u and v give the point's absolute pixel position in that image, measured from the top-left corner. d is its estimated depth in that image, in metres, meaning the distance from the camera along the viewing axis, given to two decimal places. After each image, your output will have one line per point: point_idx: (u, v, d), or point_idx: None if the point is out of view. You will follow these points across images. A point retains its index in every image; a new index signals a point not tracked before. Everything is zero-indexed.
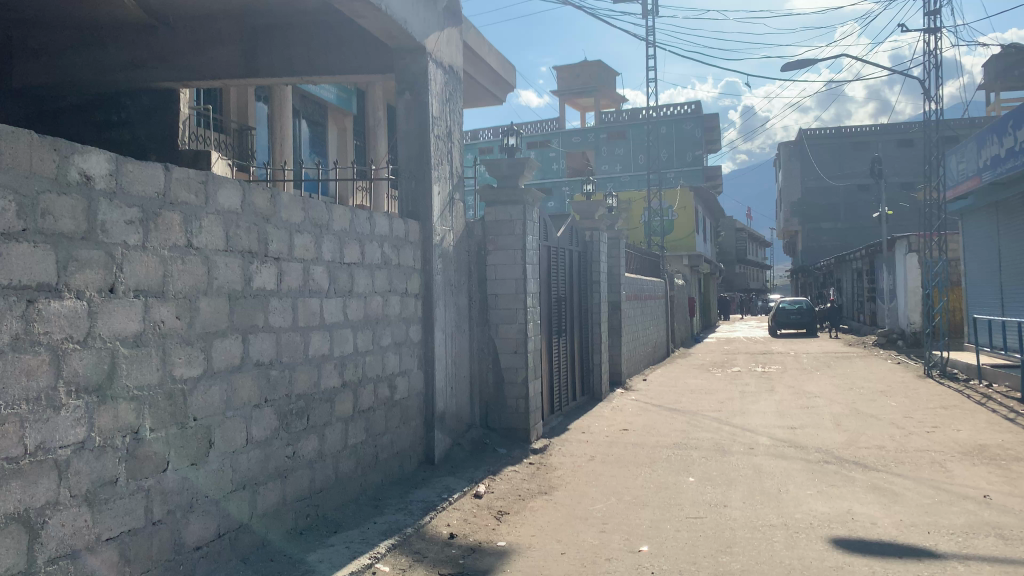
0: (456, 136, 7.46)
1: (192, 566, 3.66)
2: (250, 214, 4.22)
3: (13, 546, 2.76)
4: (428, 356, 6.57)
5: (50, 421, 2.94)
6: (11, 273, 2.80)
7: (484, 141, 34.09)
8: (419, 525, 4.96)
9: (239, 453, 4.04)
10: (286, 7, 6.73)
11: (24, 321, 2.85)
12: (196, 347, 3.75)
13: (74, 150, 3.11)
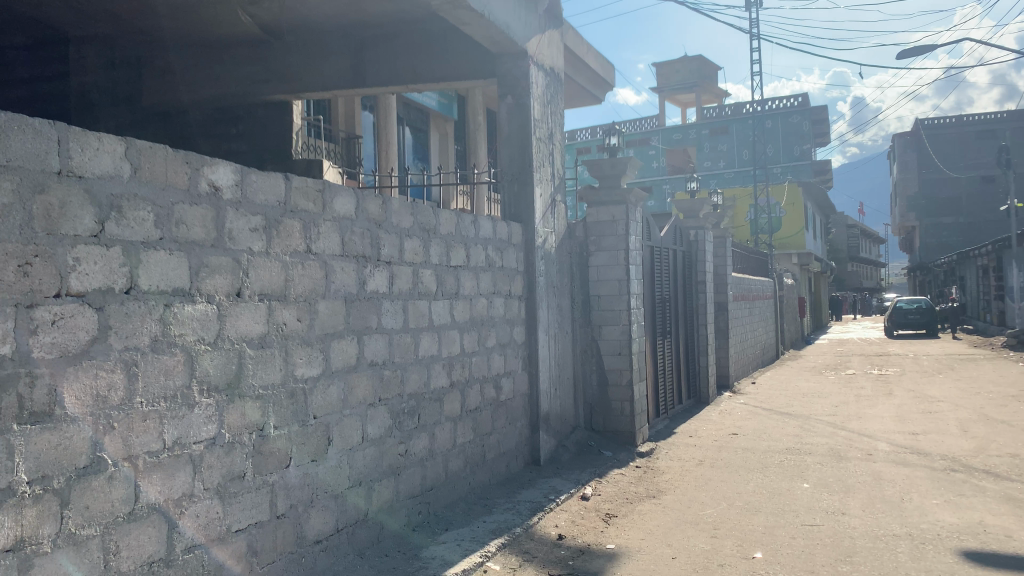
0: (557, 138, 7.49)
1: (314, 559, 3.81)
2: (363, 219, 4.37)
3: (154, 534, 2.95)
4: (533, 358, 6.60)
5: (185, 418, 3.13)
6: (151, 279, 3.01)
7: (582, 141, 34.02)
8: (529, 526, 5.00)
9: (356, 450, 4.18)
10: (392, 17, 6.92)
11: (161, 324, 3.05)
12: (315, 348, 3.91)
13: (204, 162, 3.30)
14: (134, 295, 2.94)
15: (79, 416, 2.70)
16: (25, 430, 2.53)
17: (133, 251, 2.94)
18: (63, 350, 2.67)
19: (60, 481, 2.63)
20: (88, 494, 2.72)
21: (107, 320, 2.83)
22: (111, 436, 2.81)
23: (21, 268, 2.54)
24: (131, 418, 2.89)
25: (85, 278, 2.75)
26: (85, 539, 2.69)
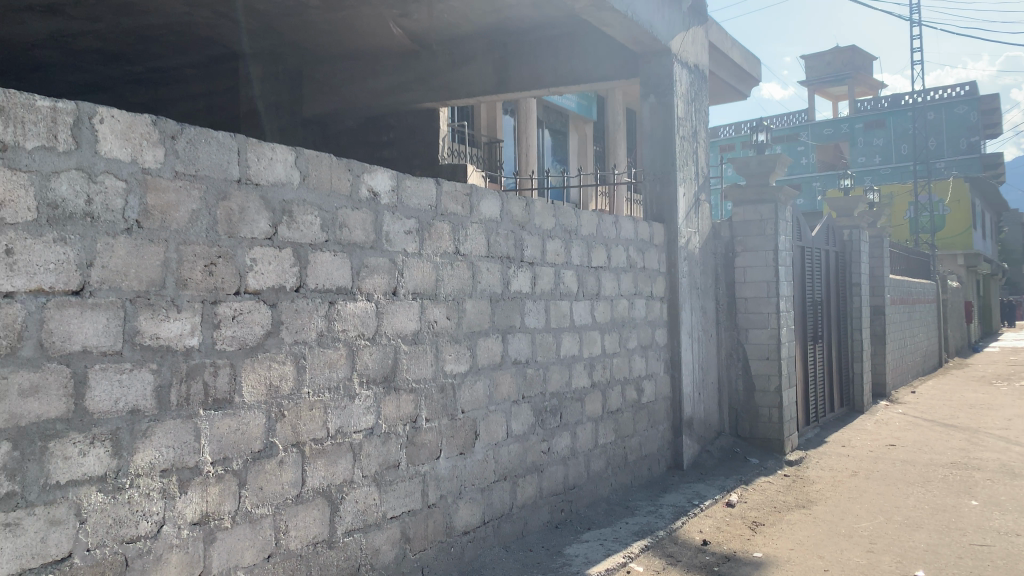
0: (702, 136, 7.36)
1: (462, 549, 3.95)
2: (507, 221, 4.47)
3: (318, 517, 3.16)
4: (676, 360, 6.51)
5: (346, 408, 3.33)
6: (317, 279, 3.23)
7: (725, 138, 33.05)
8: (672, 529, 4.95)
9: (501, 445, 4.30)
10: (536, 22, 7.04)
11: (326, 320, 3.26)
12: (463, 345, 4.05)
13: (364, 169, 3.51)
14: (302, 293, 3.16)
15: (255, 404, 2.95)
16: (210, 414, 2.78)
17: (302, 253, 3.17)
18: (242, 342, 2.91)
19: (238, 463, 2.87)
20: (262, 476, 2.95)
21: (279, 316, 3.06)
22: (282, 422, 3.04)
23: (207, 267, 2.80)
24: (298, 407, 3.11)
25: (260, 277, 3.00)
26: (259, 517, 2.93)
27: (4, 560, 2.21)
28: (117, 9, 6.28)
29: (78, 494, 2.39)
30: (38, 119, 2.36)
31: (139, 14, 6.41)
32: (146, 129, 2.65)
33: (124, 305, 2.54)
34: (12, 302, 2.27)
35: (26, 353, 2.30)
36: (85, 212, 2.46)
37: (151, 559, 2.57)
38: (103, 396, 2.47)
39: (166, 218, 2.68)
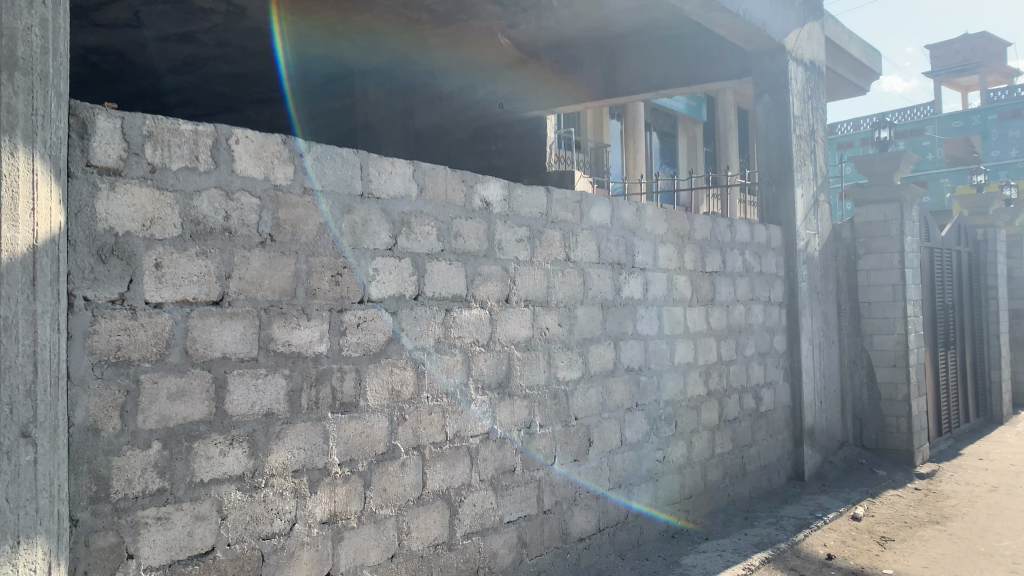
0: (820, 135, 7.12)
1: (578, 556, 3.96)
2: (618, 227, 4.46)
3: (438, 519, 3.25)
4: (796, 368, 6.30)
5: (463, 413, 3.41)
6: (434, 287, 3.32)
7: (843, 135, 31.72)
8: (794, 542, 4.79)
9: (615, 453, 4.28)
10: (644, 26, 7.00)
11: (443, 327, 3.35)
12: (576, 352, 4.06)
13: (477, 180, 3.58)
14: (421, 301, 3.26)
15: (379, 408, 3.06)
16: (338, 417, 2.91)
17: (420, 262, 3.27)
18: (366, 348, 3.03)
19: (364, 465, 2.98)
20: (386, 478, 3.06)
21: (400, 323, 3.17)
22: (403, 426, 3.15)
23: (333, 277, 2.94)
24: (418, 411, 3.21)
25: (382, 286, 3.11)
26: (383, 518, 3.04)
27: (155, 551, 2.38)
28: (243, 34, 6.67)
29: (219, 492, 2.55)
30: (181, 142, 2.55)
31: (263, 38, 6.78)
32: (276, 148, 2.80)
33: (259, 314, 2.71)
34: (161, 312, 2.46)
35: (174, 359, 2.48)
36: (223, 227, 2.63)
37: (285, 555, 2.71)
38: (241, 399, 2.63)
39: (295, 231, 2.83)
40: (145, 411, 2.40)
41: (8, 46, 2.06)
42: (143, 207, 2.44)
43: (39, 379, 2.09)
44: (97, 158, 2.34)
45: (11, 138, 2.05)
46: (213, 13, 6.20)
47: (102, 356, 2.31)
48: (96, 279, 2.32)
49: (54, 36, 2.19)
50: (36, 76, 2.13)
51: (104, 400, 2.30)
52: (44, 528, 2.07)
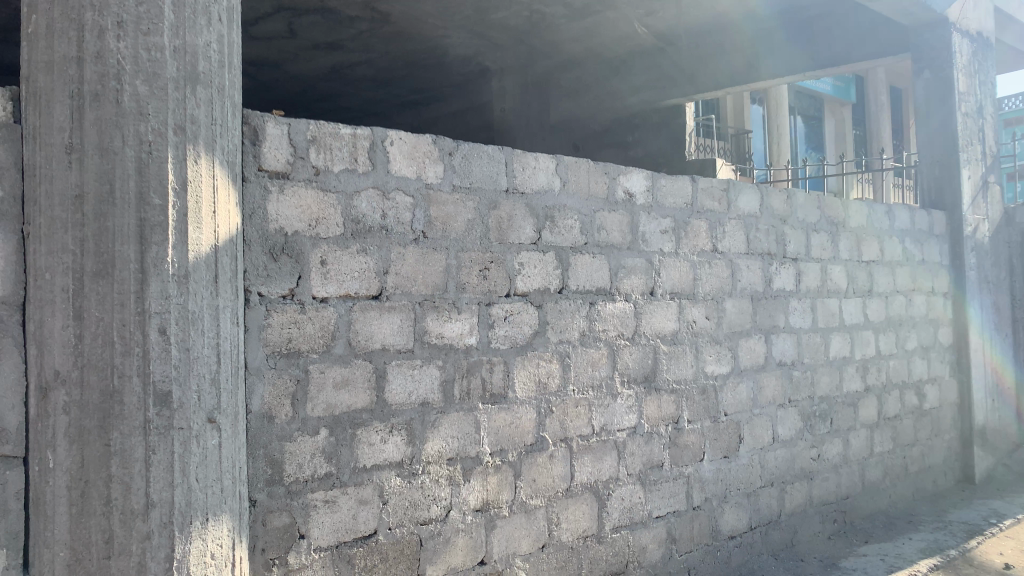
0: (990, 112, 6.59)
1: (729, 554, 3.86)
2: (767, 216, 4.30)
3: (587, 511, 3.26)
4: (964, 363, 5.87)
5: (609, 407, 3.40)
6: (579, 280, 3.33)
7: (1011, 111, 29.17)
8: (965, 549, 4.46)
9: (767, 450, 4.14)
10: (793, 4, 6.61)
11: (588, 320, 3.35)
12: (724, 346, 3.96)
13: (620, 172, 3.55)
14: (566, 294, 3.28)
15: (527, 400, 3.10)
16: (488, 408, 2.98)
17: (564, 256, 3.29)
18: (514, 341, 3.08)
19: (514, 455, 3.04)
20: (535, 468, 3.10)
21: (546, 316, 3.20)
22: (551, 418, 3.18)
23: (481, 272, 3.01)
24: (565, 404, 3.23)
25: (528, 280, 3.15)
26: (534, 508, 3.08)
27: (324, 532, 2.53)
28: (387, 38, 6.91)
29: (380, 478, 2.67)
30: (342, 145, 2.68)
31: (406, 41, 7.00)
32: (427, 148, 2.89)
33: (414, 307, 2.81)
34: (326, 306, 2.60)
35: (338, 350, 2.62)
36: (381, 225, 2.75)
37: (442, 541, 2.80)
38: (399, 388, 2.75)
39: (446, 227, 2.92)
40: (314, 399, 2.55)
41: (191, 62, 2.23)
42: (309, 208, 2.59)
43: (223, 368, 2.26)
44: (268, 163, 2.51)
45: (195, 146, 2.23)
46: (359, 20, 6.46)
47: (275, 348, 2.47)
48: (269, 276, 2.49)
49: (229, 50, 2.36)
50: (216, 88, 2.30)
51: (277, 388, 2.47)
52: (229, 506, 2.24)
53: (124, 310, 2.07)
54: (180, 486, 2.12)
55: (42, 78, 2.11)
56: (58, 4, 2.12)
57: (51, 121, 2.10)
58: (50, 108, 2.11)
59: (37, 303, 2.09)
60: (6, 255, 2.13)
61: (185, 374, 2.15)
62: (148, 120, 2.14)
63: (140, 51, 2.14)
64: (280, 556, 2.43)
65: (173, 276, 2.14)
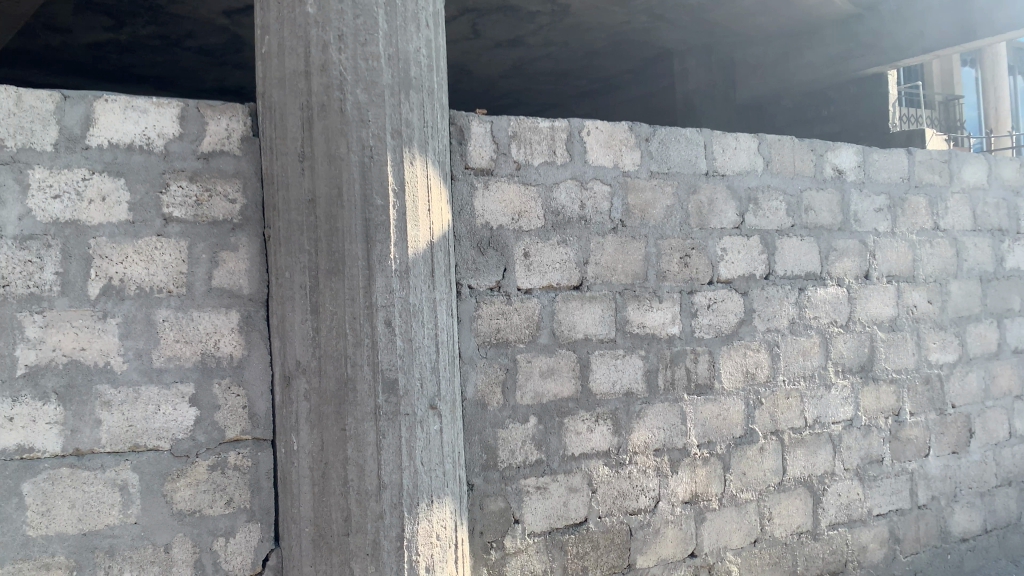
0: None
1: (960, 558, 3.55)
2: (997, 187, 3.88)
3: (801, 506, 3.11)
4: None
5: (823, 398, 3.22)
6: (785, 264, 3.18)
7: None
8: None
9: (1003, 446, 3.75)
10: None
11: (797, 307, 3.19)
12: (950, 332, 3.63)
13: (828, 148, 3.34)
14: (772, 280, 3.14)
15: (734, 390, 3.01)
16: (694, 399, 2.92)
17: (769, 239, 3.15)
18: (718, 330, 3.00)
19: (722, 447, 2.95)
20: (745, 461, 3.00)
21: (751, 304, 3.08)
22: (760, 410, 3.06)
23: (682, 259, 2.95)
24: (775, 395, 3.10)
25: (732, 266, 3.05)
26: (745, 502, 2.99)
27: (537, 518, 2.59)
28: (568, 30, 6.91)
29: (589, 466, 2.69)
30: (541, 138, 2.72)
31: (587, 32, 6.97)
32: (624, 135, 2.86)
33: (616, 296, 2.80)
34: (531, 297, 2.65)
35: (543, 340, 2.66)
36: (580, 215, 2.77)
37: (651, 531, 2.78)
38: (603, 378, 2.75)
39: (645, 215, 2.88)
40: (522, 388, 2.61)
41: (404, 67, 2.35)
42: (512, 202, 2.65)
43: (441, 357, 2.36)
44: (473, 160, 2.60)
45: (410, 148, 2.35)
46: (540, 14, 6.50)
47: (485, 338, 2.56)
48: (478, 269, 2.57)
49: (437, 54, 2.45)
50: (426, 91, 2.40)
51: (488, 376, 2.56)
52: (450, 489, 2.34)
53: (354, 304, 2.22)
54: (408, 468, 2.24)
55: (276, 94, 2.30)
56: (288, 24, 2.29)
57: (285, 132, 2.29)
58: (284, 121, 2.30)
59: (279, 300, 2.29)
60: (252, 257, 2.36)
61: (409, 363, 2.27)
62: (369, 126, 2.27)
63: (360, 61, 2.28)
64: (497, 539, 2.51)
65: (396, 271, 2.27)
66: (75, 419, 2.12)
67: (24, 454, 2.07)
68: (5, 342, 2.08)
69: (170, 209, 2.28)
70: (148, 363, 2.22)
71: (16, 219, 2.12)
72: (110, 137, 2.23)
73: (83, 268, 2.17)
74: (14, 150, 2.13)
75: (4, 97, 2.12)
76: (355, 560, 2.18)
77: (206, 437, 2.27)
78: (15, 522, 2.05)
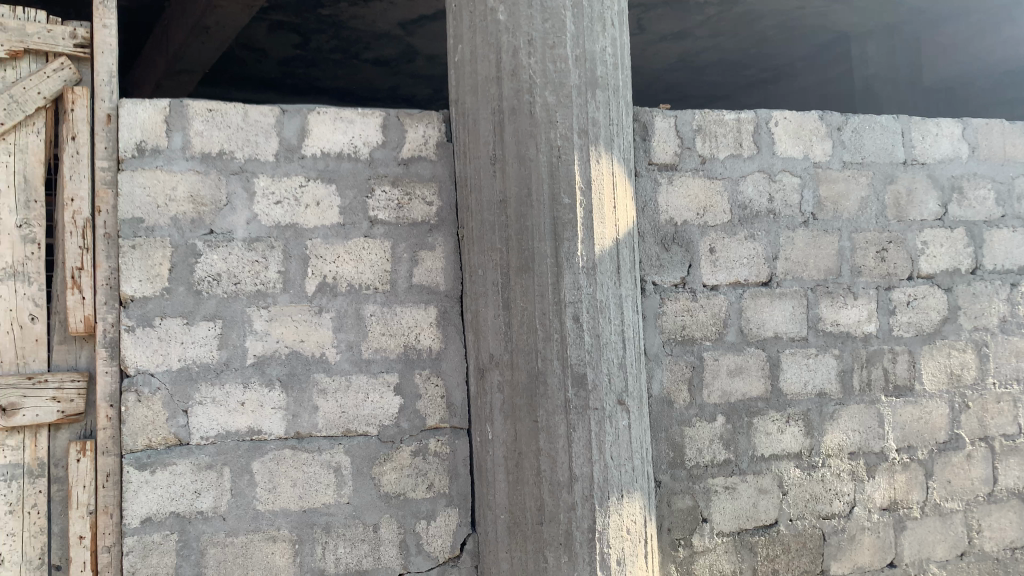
0: None
1: None
2: None
3: (1015, 520, 2.88)
4: None
5: None
6: (996, 258, 2.94)
7: None
8: None
9: None
10: None
11: (1009, 304, 2.94)
12: None
13: None
14: (979, 276, 2.92)
15: (938, 393, 2.82)
16: (893, 401, 2.77)
17: (976, 231, 2.93)
18: (919, 328, 2.82)
19: (924, 453, 2.78)
20: (950, 469, 2.81)
21: (956, 301, 2.88)
22: (967, 415, 2.85)
23: (878, 254, 2.80)
24: (984, 399, 2.88)
25: (934, 260, 2.86)
26: (950, 512, 2.80)
27: (725, 518, 2.56)
28: (734, 42, 6.64)
29: (780, 467, 2.63)
30: (727, 131, 2.68)
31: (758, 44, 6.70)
32: (814, 125, 2.76)
33: (807, 293, 2.71)
34: (717, 294, 2.62)
35: (731, 338, 2.62)
36: (769, 209, 2.70)
37: (847, 538, 2.67)
38: (794, 377, 2.67)
39: (838, 207, 2.76)
40: (710, 386, 2.58)
41: (591, 67, 2.38)
42: (697, 197, 2.63)
43: (628, 353, 2.37)
44: (658, 156, 2.60)
45: (596, 146, 2.37)
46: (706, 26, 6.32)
47: (671, 335, 2.55)
48: (663, 265, 2.57)
49: (622, 51, 2.47)
50: (612, 90, 2.42)
51: (674, 373, 2.55)
52: (639, 485, 2.35)
53: (544, 300, 2.27)
54: (598, 462, 2.26)
55: (469, 100, 2.42)
56: (479, 33, 2.39)
57: (478, 136, 2.39)
58: (477, 126, 2.40)
59: (474, 297, 2.40)
60: (448, 256, 2.49)
61: (597, 358, 2.29)
62: (557, 127, 2.31)
63: (548, 64, 2.33)
64: (685, 538, 2.51)
65: (584, 268, 2.29)
66: (296, 404, 2.33)
67: (254, 436, 2.29)
68: (237, 334, 2.31)
69: (375, 212, 2.45)
70: (358, 354, 2.39)
71: (245, 223, 2.34)
72: (322, 147, 2.42)
73: (301, 267, 2.37)
74: (243, 161, 2.35)
75: (234, 113, 2.35)
76: (549, 548, 2.23)
77: (410, 424, 2.42)
78: (247, 496, 2.28)
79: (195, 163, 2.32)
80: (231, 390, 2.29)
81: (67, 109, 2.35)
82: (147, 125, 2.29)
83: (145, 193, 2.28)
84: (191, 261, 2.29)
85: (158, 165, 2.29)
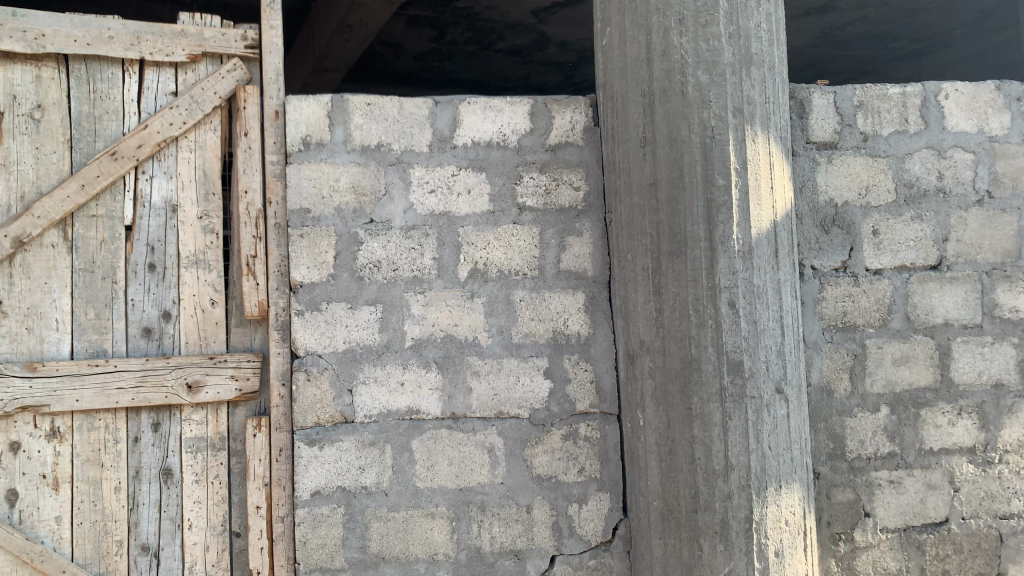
0: None
1: None
2: None
3: None
4: None
5: None
6: None
7: None
8: None
9: None
10: None
11: None
12: None
13: None
14: None
15: None
16: None
17: None
18: None
19: None
20: None
21: None
22: None
23: None
24: None
25: None
26: None
27: (890, 513, 2.43)
28: (883, 13, 6.24)
29: (951, 462, 2.47)
30: (891, 106, 2.53)
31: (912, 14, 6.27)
32: (990, 96, 2.56)
33: (982, 277, 2.53)
34: (881, 278, 2.49)
35: (896, 325, 2.48)
36: (938, 187, 2.53)
37: None
38: (966, 367, 2.50)
39: (1017, 184, 2.56)
40: (873, 375, 2.46)
41: (745, 44, 2.30)
42: (859, 175, 2.50)
43: (786, 340, 2.28)
44: (816, 134, 2.49)
45: (752, 126, 2.28)
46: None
47: (831, 321, 2.45)
48: (821, 249, 2.47)
49: (778, 27, 2.38)
50: (767, 67, 2.33)
51: (835, 361, 2.44)
52: (798, 476, 2.27)
53: (697, 284, 2.22)
54: (755, 451, 2.19)
55: (618, 84, 2.41)
56: (629, 15, 2.37)
57: (628, 119, 2.38)
58: (626, 109, 2.38)
59: (624, 283, 2.39)
60: (597, 241, 2.49)
61: (754, 345, 2.22)
62: (710, 106, 2.25)
63: (701, 42, 2.27)
64: (846, 532, 2.41)
65: (739, 252, 2.22)
66: (452, 386, 2.40)
67: (413, 416, 2.39)
68: (396, 318, 2.40)
69: (524, 199, 2.48)
70: (509, 338, 2.44)
71: (402, 212, 2.43)
72: (474, 136, 2.47)
73: (454, 254, 2.43)
74: (399, 152, 2.44)
75: (390, 106, 2.44)
76: (704, 537, 2.20)
77: (560, 408, 2.44)
78: (407, 474, 2.37)
79: (355, 155, 2.42)
80: (391, 371, 2.39)
81: (240, 107, 2.51)
82: (312, 120, 2.42)
83: (310, 184, 2.40)
84: (353, 249, 2.40)
85: (322, 157, 2.41)
